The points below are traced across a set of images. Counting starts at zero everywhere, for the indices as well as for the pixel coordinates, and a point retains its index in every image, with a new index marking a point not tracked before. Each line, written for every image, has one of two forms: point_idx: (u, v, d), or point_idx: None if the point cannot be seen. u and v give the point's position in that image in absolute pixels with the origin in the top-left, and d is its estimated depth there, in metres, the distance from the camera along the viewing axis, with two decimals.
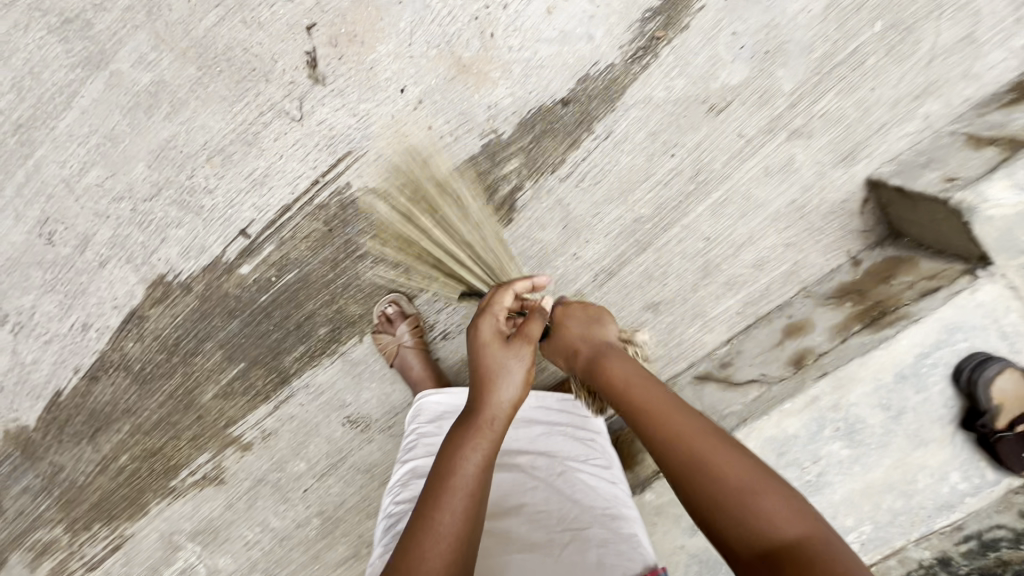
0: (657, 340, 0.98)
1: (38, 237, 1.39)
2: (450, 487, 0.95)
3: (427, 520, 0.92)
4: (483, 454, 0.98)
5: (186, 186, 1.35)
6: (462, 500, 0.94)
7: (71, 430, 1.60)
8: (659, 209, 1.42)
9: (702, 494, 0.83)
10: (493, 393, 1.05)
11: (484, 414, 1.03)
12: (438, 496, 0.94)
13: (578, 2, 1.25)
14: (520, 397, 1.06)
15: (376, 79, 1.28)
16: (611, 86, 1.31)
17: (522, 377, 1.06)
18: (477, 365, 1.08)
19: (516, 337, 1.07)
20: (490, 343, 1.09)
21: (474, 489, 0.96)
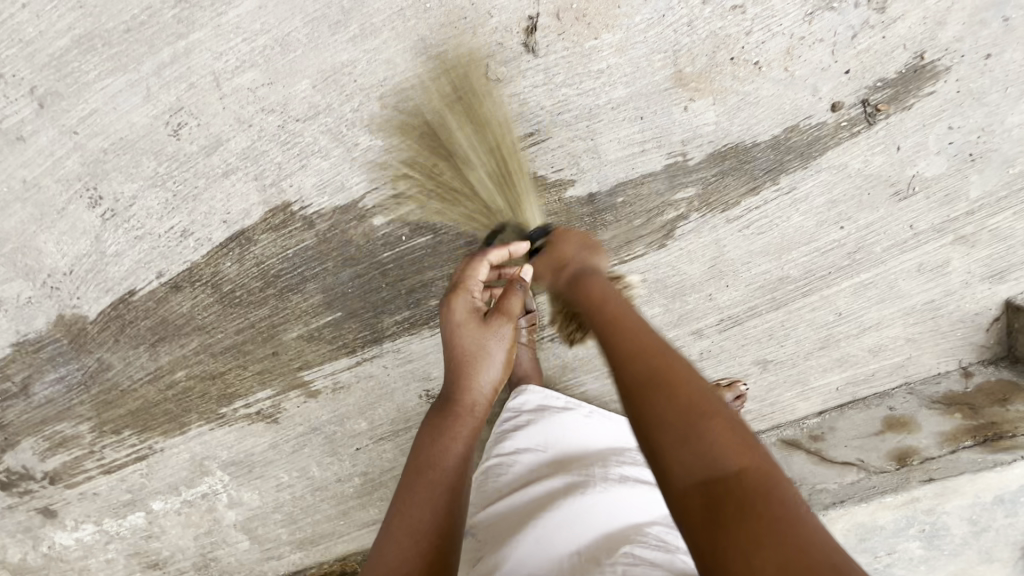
0: (571, 242, 1.09)
1: (164, 125, 1.25)
2: (429, 480, 1.00)
3: (408, 514, 0.97)
4: (463, 444, 1.04)
5: (346, 119, 1.23)
6: (442, 491, 1.00)
7: (132, 333, 1.48)
8: (807, 274, 1.40)
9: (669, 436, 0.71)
10: (471, 381, 1.08)
11: (462, 402, 1.07)
12: (421, 487, 0.99)
13: (819, 51, 1.18)
14: (497, 380, 1.11)
15: (589, 66, 1.19)
16: (814, 145, 1.26)
17: (501, 359, 1.10)
18: (453, 349, 1.09)
19: (492, 318, 1.09)
20: (465, 322, 1.09)
21: (453, 481, 1.01)
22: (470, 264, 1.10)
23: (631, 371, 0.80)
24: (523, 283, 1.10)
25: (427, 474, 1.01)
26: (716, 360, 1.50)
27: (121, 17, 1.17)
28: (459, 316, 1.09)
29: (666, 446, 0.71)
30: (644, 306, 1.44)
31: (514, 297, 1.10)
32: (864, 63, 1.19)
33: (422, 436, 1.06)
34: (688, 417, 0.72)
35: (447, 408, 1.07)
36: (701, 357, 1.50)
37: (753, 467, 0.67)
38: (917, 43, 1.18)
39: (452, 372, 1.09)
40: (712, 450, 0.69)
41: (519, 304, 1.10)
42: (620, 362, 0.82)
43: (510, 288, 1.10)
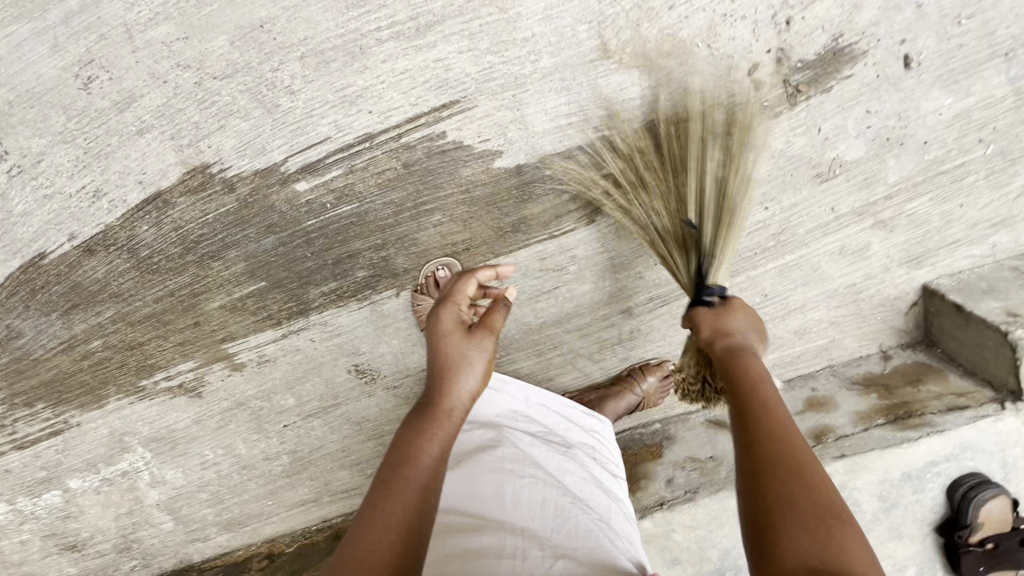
0: (738, 320, 1.03)
1: (73, 78, 1.19)
2: (404, 478, 0.88)
3: (376, 513, 0.84)
4: (440, 445, 0.92)
5: (268, 79, 1.20)
6: (415, 501, 0.86)
7: (43, 298, 1.41)
8: (733, 254, 1.42)
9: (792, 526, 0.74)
10: (450, 386, 0.98)
11: (444, 406, 0.95)
12: (389, 486, 0.87)
13: (739, 28, 1.20)
14: (479, 386, 1.00)
15: (514, 34, 1.18)
16: (738, 123, 1.28)
17: (484, 366, 1.00)
18: (437, 354, 1.01)
19: (479, 328, 1.03)
20: (452, 328, 1.03)
21: (427, 485, 0.88)
22: (459, 281, 1.11)
23: (759, 431, 0.85)
24: (508, 302, 1.09)
25: (398, 480, 0.87)
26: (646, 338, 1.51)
27: None
28: (446, 322, 1.04)
29: (766, 483, 0.79)
30: (574, 283, 1.44)
31: (498, 313, 1.06)
32: (784, 43, 1.21)
33: (396, 441, 0.94)
34: (773, 471, 0.80)
35: (426, 412, 0.95)
36: (632, 336, 1.51)
37: (823, 507, 0.75)
38: (836, 25, 1.20)
39: (433, 377, 0.99)
40: (811, 508, 0.76)
41: (504, 320, 1.06)
42: (751, 411, 0.87)
43: (493, 306, 1.08)
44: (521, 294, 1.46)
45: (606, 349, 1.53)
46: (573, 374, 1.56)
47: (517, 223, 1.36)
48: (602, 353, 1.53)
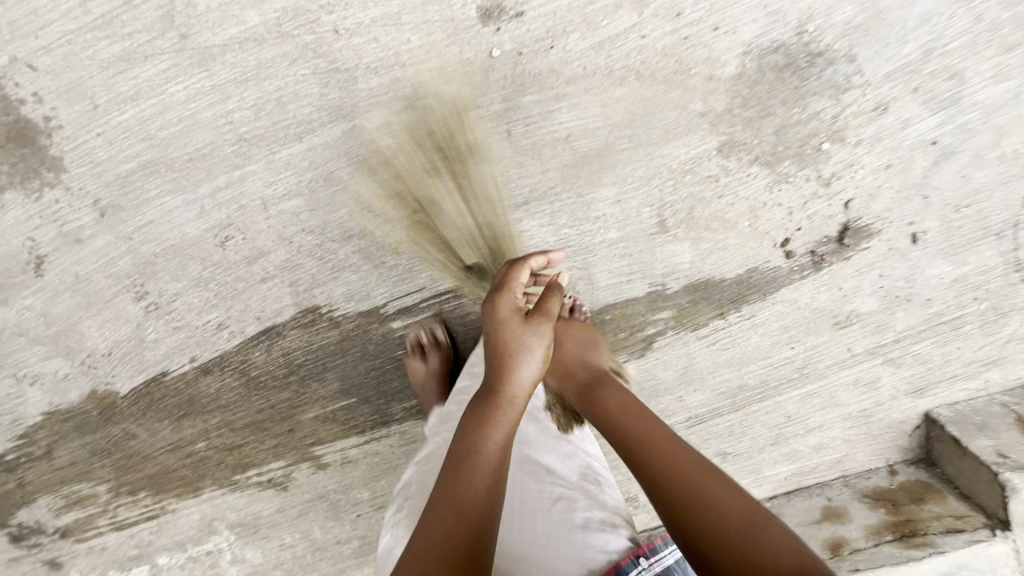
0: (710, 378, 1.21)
1: (212, 237, 1.40)
2: (472, 462, 0.98)
3: (453, 498, 0.93)
4: (506, 432, 1.02)
5: (377, 242, 1.41)
6: (486, 475, 0.97)
7: (160, 407, 1.61)
8: (762, 383, 1.64)
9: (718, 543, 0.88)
10: (513, 371, 1.09)
11: (505, 392, 1.07)
12: (455, 474, 0.96)
13: (776, 212, 1.42)
14: (540, 370, 1.13)
15: (589, 213, 1.40)
16: (771, 282, 1.50)
17: (543, 353, 1.13)
18: (497, 340, 1.13)
19: (535, 317, 1.15)
20: (511, 317, 1.15)
21: (498, 465, 1.00)
22: (512, 270, 1.22)
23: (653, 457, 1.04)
24: (560, 287, 1.23)
25: (470, 460, 0.98)
26: None
27: (184, 149, 1.32)
28: (505, 312, 1.16)
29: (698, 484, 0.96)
30: None
31: (553, 300, 1.18)
32: (813, 223, 1.44)
33: (461, 425, 1.04)
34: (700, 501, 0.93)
35: (489, 397, 1.07)
36: None
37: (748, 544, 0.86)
38: (859, 211, 1.43)
39: (495, 363, 1.12)
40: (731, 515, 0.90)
41: (559, 307, 1.17)
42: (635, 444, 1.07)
43: (548, 293, 1.20)
44: None
45: None
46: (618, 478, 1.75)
47: None
48: None
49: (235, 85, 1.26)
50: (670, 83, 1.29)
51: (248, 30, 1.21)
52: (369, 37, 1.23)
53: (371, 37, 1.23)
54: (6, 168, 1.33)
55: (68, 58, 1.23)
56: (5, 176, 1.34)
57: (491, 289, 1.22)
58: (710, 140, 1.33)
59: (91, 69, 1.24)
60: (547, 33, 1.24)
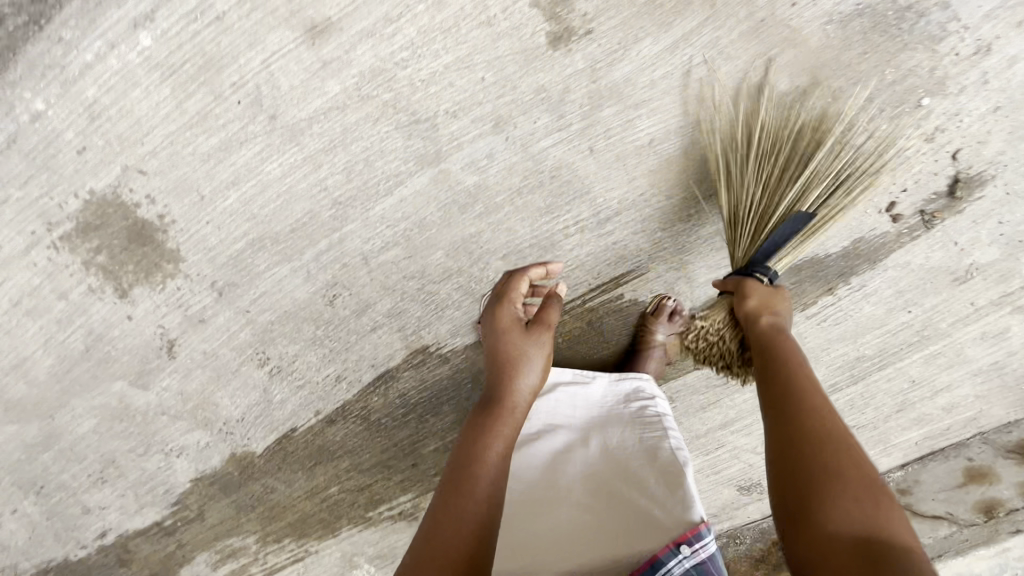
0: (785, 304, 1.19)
1: (321, 298, 1.47)
2: (480, 464, 1.02)
3: (452, 507, 0.95)
4: (506, 442, 1.07)
5: (474, 276, 1.44)
6: (486, 483, 0.99)
7: (292, 459, 1.71)
8: (880, 352, 1.58)
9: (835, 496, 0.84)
10: (514, 380, 1.16)
11: (509, 399, 1.13)
12: (463, 481, 0.99)
13: (878, 177, 1.36)
14: (540, 377, 1.19)
15: (681, 213, 1.38)
16: (879, 250, 1.45)
17: (540, 365, 1.19)
18: (498, 351, 1.19)
19: (534, 327, 1.21)
20: (510, 328, 1.21)
21: (498, 475, 1.02)
22: (511, 281, 1.28)
23: (803, 421, 0.94)
24: (560, 298, 1.26)
25: (471, 469, 1.01)
26: None
27: (286, 221, 1.38)
28: (507, 323, 1.23)
29: (816, 461, 0.88)
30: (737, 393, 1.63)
31: (552, 309, 1.23)
32: (920, 182, 1.37)
33: (464, 436, 1.08)
34: (833, 487, 0.84)
35: (490, 407, 1.12)
36: None
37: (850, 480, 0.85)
38: (968, 160, 1.35)
39: (496, 373, 1.17)
40: (864, 505, 0.82)
41: (557, 318, 1.23)
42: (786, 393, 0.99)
43: (547, 303, 1.25)
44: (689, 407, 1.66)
45: None
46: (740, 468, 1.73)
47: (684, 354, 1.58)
48: None
49: (325, 154, 1.31)
50: (750, 71, 1.25)
51: (331, 99, 1.26)
52: (444, 83, 1.25)
53: (447, 82, 1.25)
54: (129, 267, 1.43)
55: (172, 157, 1.31)
56: (130, 275, 1.44)
57: (492, 301, 1.28)
58: (800, 117, 1.29)
59: (194, 163, 1.31)
60: (620, 42, 1.22)
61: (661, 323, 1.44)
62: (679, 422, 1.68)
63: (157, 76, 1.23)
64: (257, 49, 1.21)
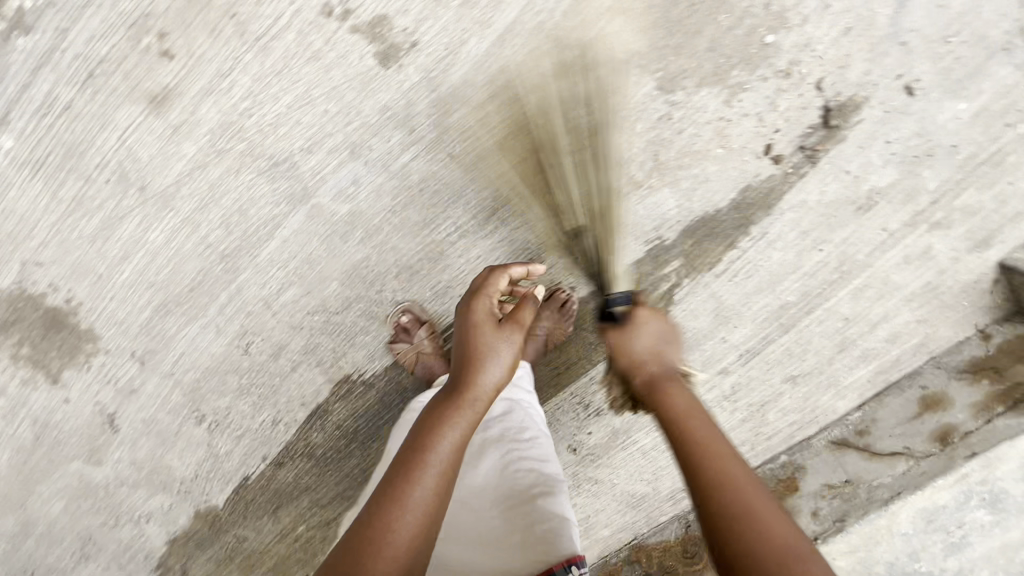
0: (656, 328, 1.07)
1: (237, 348, 1.51)
2: (422, 469, 0.95)
3: (397, 495, 0.92)
4: (461, 436, 0.99)
5: (375, 300, 1.46)
6: (435, 473, 0.95)
7: (255, 505, 1.73)
8: (803, 296, 1.53)
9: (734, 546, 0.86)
10: (479, 375, 1.04)
11: (467, 397, 1.02)
12: (400, 484, 0.93)
13: (745, 123, 1.33)
14: (507, 376, 1.06)
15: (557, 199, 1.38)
16: (770, 194, 1.41)
17: (510, 361, 1.07)
18: (466, 344, 1.08)
19: (510, 322, 1.09)
20: (484, 320, 1.10)
21: (446, 470, 0.96)
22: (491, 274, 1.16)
23: (699, 466, 0.93)
24: (536, 300, 1.14)
25: (418, 459, 0.96)
26: (748, 388, 1.64)
27: (183, 282, 1.43)
28: (481, 317, 1.11)
29: (726, 535, 0.86)
30: None
31: (526, 309, 1.11)
32: (790, 119, 1.33)
33: (420, 423, 1.01)
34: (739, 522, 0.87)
35: (451, 398, 1.03)
36: (734, 390, 1.65)
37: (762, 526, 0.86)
38: (834, 87, 1.31)
39: (460, 367, 1.07)
40: (772, 557, 0.83)
41: (531, 317, 1.10)
42: (676, 435, 0.96)
43: (524, 300, 1.14)
44: None
45: (715, 408, 1.67)
46: None
47: (603, 336, 1.56)
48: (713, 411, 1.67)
49: (200, 212, 1.35)
50: (583, 47, 1.24)
51: (190, 160, 1.30)
52: (291, 122, 1.28)
53: (294, 121, 1.28)
54: (53, 353, 1.50)
55: (63, 243, 1.37)
56: (56, 360, 1.51)
57: (466, 291, 1.15)
58: (647, 81, 1.27)
59: (84, 245, 1.37)
60: (448, 49, 1.23)
61: (546, 312, 1.44)
62: (619, 403, 1.65)
63: (28, 173, 1.30)
64: (110, 128, 1.26)
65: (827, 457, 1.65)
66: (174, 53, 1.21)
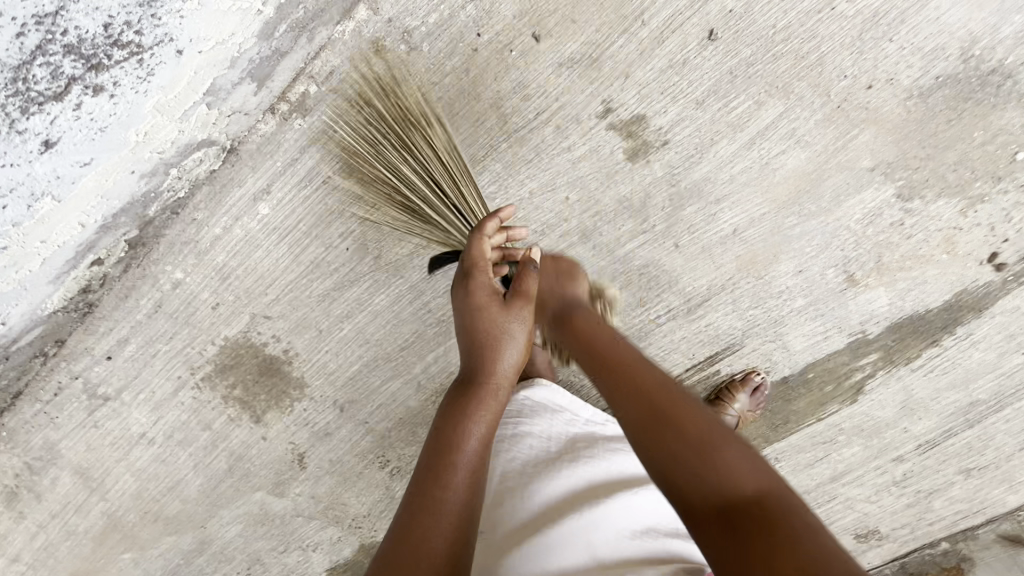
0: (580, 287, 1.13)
1: (433, 404, 1.58)
2: (452, 467, 0.98)
3: (430, 498, 0.95)
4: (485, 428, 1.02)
5: (573, 372, 1.48)
6: (463, 473, 0.98)
7: None
8: (994, 395, 1.54)
9: (681, 448, 0.76)
10: (495, 361, 1.07)
11: (488, 385, 1.06)
12: (443, 476, 0.97)
13: (975, 232, 1.33)
14: (521, 358, 1.10)
15: (771, 290, 1.40)
16: (984, 298, 1.41)
17: (524, 342, 1.09)
18: (475, 330, 1.07)
19: (515, 299, 1.08)
20: (487, 301, 1.08)
21: (475, 463, 1.00)
22: (477, 242, 1.11)
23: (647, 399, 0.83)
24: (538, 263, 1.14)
25: (452, 458, 0.99)
26: (919, 476, 1.66)
27: (397, 341, 1.49)
28: (481, 298, 1.08)
29: (662, 440, 0.77)
30: (845, 447, 1.63)
31: (529, 278, 1.10)
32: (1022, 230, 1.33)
33: (445, 416, 1.03)
34: (663, 425, 0.79)
35: (471, 392, 1.05)
36: (906, 476, 1.66)
37: (716, 450, 0.75)
38: None
39: (476, 354, 1.07)
40: (708, 456, 0.74)
41: (537, 286, 1.10)
42: (599, 369, 0.91)
43: (523, 269, 1.10)
44: (797, 465, 1.66)
45: (882, 491, 1.69)
46: (854, 515, 1.73)
47: (786, 418, 1.59)
48: (879, 493, 1.69)
49: (426, 282, 1.42)
50: (830, 153, 1.26)
51: (428, 235, 1.36)
52: (532, 207, 1.32)
53: (534, 206, 1.31)
54: (262, 396, 1.58)
55: (293, 301, 1.44)
56: (263, 402, 1.59)
57: (461, 268, 1.11)
58: (887, 189, 1.29)
59: (312, 304, 1.45)
60: (696, 148, 1.26)
61: (741, 393, 1.47)
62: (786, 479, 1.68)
63: (276, 237, 1.37)
64: (360, 203, 1.32)
65: (991, 549, 1.70)
66: (436, 139, 1.26)
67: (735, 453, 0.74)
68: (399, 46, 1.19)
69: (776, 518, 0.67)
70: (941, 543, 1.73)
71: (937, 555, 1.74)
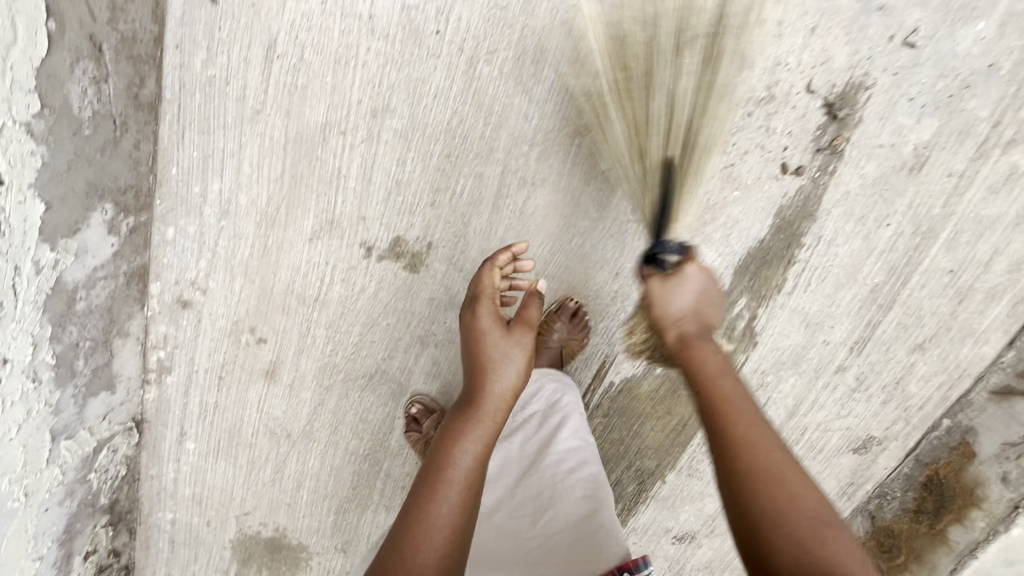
0: (694, 286, 1.04)
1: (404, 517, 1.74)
2: (445, 481, 0.94)
3: (422, 510, 0.91)
4: (481, 445, 0.99)
5: None
6: (458, 487, 0.94)
7: None
8: (890, 273, 1.44)
9: (754, 495, 0.84)
10: (493, 380, 1.06)
11: (485, 404, 1.04)
12: (434, 488, 0.93)
13: (749, 160, 1.31)
14: (518, 382, 1.08)
15: (603, 300, 1.44)
16: (807, 204, 1.36)
17: (523, 362, 1.09)
18: (474, 354, 1.09)
19: (517, 326, 1.12)
20: (491, 328, 1.11)
21: (471, 480, 0.96)
22: (483, 275, 1.15)
23: (722, 428, 0.91)
24: (542, 298, 1.15)
25: (444, 473, 0.95)
26: (874, 373, 1.56)
27: (344, 483, 1.70)
28: (484, 324, 1.11)
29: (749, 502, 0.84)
30: (780, 384, 1.58)
31: (533, 305, 1.14)
32: (794, 132, 1.29)
33: (439, 436, 1.02)
34: (763, 474, 0.85)
35: (467, 410, 1.04)
36: (862, 379, 1.57)
37: (772, 499, 0.83)
38: (826, 83, 1.25)
39: (471, 375, 1.08)
40: (799, 501, 0.82)
41: (539, 313, 1.14)
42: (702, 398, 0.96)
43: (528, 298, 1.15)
44: None
45: (849, 404, 1.60)
46: (839, 435, 1.64)
47: None
48: (849, 406, 1.60)
49: (334, 434, 1.62)
50: (567, 175, 1.32)
51: (311, 401, 1.57)
52: (367, 343, 1.49)
53: (369, 341, 1.49)
54: (284, 566, 1.80)
55: (254, 493, 1.70)
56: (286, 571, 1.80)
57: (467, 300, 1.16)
58: None
59: (269, 488, 1.70)
60: (456, 233, 1.36)
61: (558, 321, 1.41)
62: None
63: (213, 457, 1.64)
64: (249, 405, 1.57)
65: (990, 410, 1.56)
66: (266, 337, 1.48)
67: (801, 483, 0.85)
68: (197, 294, 1.42)
69: (782, 506, 0.82)
70: (944, 423, 1.60)
71: (946, 437, 1.61)
